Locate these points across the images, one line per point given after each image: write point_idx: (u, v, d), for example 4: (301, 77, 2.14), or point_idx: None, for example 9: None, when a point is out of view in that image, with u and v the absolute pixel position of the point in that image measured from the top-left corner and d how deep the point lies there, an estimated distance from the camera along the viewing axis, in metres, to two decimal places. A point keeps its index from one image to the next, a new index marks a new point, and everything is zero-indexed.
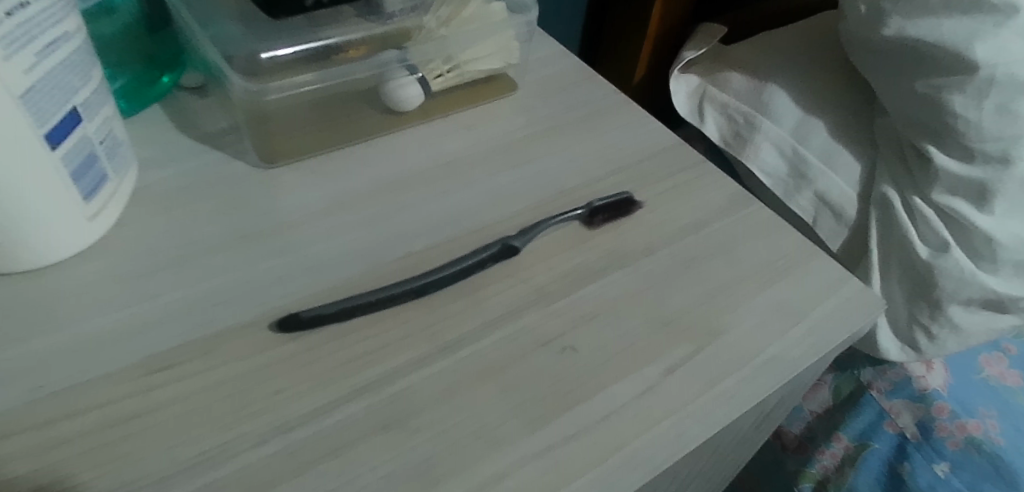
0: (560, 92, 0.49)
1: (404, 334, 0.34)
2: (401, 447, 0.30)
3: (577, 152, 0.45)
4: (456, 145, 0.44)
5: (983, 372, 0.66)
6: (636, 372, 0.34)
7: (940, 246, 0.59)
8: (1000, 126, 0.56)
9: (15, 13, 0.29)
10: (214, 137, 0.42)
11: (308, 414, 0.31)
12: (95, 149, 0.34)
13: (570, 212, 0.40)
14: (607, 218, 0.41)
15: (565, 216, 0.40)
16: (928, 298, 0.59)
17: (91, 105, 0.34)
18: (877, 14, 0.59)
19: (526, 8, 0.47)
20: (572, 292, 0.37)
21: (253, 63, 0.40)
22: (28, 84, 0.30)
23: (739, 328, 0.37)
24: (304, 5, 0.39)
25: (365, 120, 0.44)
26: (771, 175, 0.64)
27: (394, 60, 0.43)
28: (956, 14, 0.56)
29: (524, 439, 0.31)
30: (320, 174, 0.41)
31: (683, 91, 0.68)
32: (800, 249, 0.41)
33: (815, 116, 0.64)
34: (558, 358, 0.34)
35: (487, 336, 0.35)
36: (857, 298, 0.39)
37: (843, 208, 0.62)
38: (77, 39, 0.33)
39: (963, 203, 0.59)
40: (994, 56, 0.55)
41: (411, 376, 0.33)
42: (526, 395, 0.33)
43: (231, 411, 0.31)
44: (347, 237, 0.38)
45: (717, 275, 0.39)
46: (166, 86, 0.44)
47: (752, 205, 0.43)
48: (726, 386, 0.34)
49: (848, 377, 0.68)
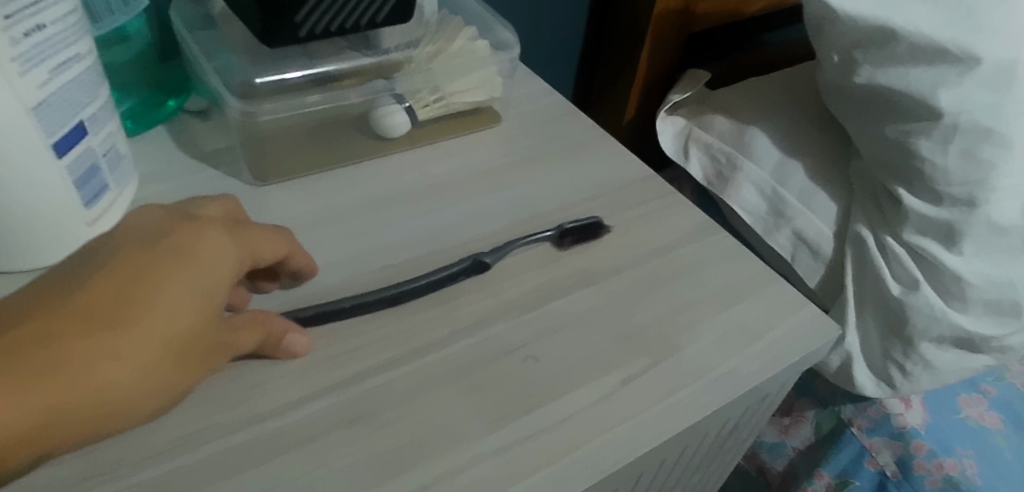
0: (543, 124, 0.52)
1: (377, 338, 0.36)
2: (364, 441, 0.32)
3: (555, 180, 0.48)
4: (441, 170, 0.47)
5: (963, 413, 0.67)
6: (594, 381, 0.36)
7: (911, 284, 0.61)
8: (965, 170, 0.59)
9: (31, 34, 0.32)
10: (212, 156, 0.45)
11: (279, 407, 0.33)
12: (98, 161, 0.37)
13: (539, 234, 0.43)
14: (576, 240, 0.43)
15: (534, 238, 0.43)
16: (901, 334, 0.61)
17: (98, 120, 0.37)
18: (850, 63, 0.62)
19: (509, 46, 0.50)
20: (539, 306, 0.39)
21: (250, 88, 0.43)
22: (40, 98, 0.33)
23: (697, 345, 0.39)
24: (298, 35, 0.41)
25: (355, 143, 0.47)
26: (751, 213, 0.67)
27: (383, 89, 0.46)
28: (922, 64, 0.59)
29: (483, 437, 0.33)
30: (310, 192, 0.44)
31: (669, 132, 0.72)
32: (761, 275, 0.44)
33: (793, 158, 0.67)
34: (521, 366, 0.36)
35: (456, 342, 0.37)
36: (814, 322, 0.42)
37: (820, 246, 0.65)
38: (89, 59, 0.36)
39: (934, 244, 0.61)
40: (957, 104, 0.58)
41: (380, 376, 0.35)
42: (488, 397, 0.35)
43: (209, 402, 0.33)
44: (331, 249, 0.41)
45: (677, 296, 0.41)
46: (171, 109, 0.47)
47: (718, 232, 0.46)
48: (680, 397, 0.36)
49: (829, 413, 0.69)
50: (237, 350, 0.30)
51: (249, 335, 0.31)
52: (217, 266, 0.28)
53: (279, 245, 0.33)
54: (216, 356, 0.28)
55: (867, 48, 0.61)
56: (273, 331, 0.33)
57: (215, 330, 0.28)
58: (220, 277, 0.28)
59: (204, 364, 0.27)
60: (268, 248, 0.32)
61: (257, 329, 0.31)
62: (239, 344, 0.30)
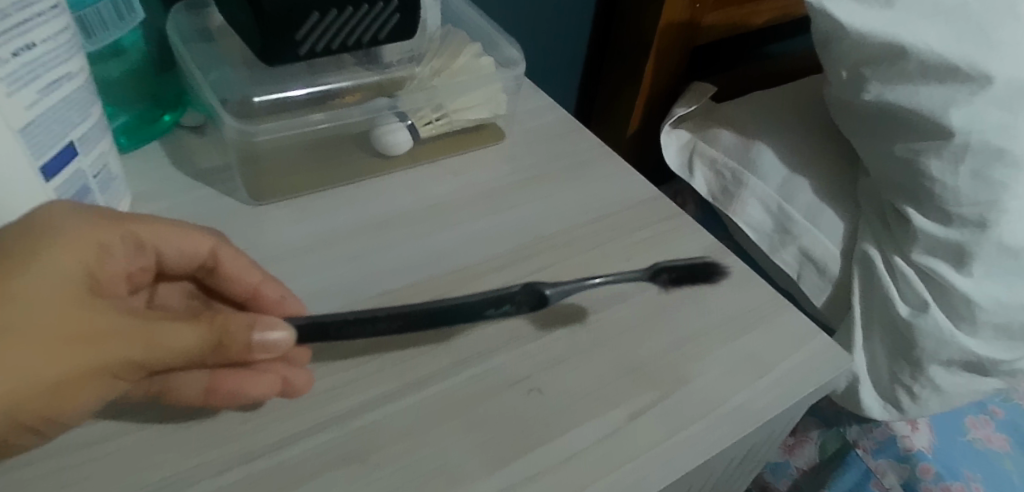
0: (546, 142, 0.51)
1: (375, 369, 0.35)
2: (361, 480, 0.31)
3: (559, 200, 0.46)
4: (443, 189, 0.46)
5: (969, 435, 0.66)
6: (599, 417, 0.35)
7: (920, 305, 0.59)
8: (975, 190, 0.57)
9: (20, 54, 0.31)
10: (207, 174, 0.44)
11: (271, 444, 0.32)
12: (88, 182, 0.36)
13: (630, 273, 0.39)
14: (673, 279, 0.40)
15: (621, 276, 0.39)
16: (909, 357, 0.59)
17: (88, 140, 0.36)
18: (858, 79, 0.61)
19: (515, 63, 0.49)
20: (543, 335, 0.38)
21: (246, 107, 0.42)
22: (28, 119, 0.32)
23: (706, 377, 0.38)
24: (298, 54, 0.40)
25: (356, 162, 0.46)
26: (757, 229, 0.67)
27: (385, 107, 0.45)
28: (932, 82, 0.58)
29: (484, 477, 0.32)
30: (307, 212, 0.43)
31: (674, 146, 0.71)
32: (770, 302, 0.43)
33: (800, 175, 0.66)
34: (524, 399, 0.35)
35: (456, 374, 0.36)
36: (826, 352, 0.40)
37: (827, 264, 0.64)
38: (81, 78, 0.35)
39: (943, 264, 0.59)
40: (968, 123, 0.57)
41: (377, 411, 0.34)
42: (490, 434, 0.34)
43: (199, 438, 0.32)
44: (328, 273, 0.39)
45: (685, 325, 0.40)
46: (167, 124, 0.46)
47: (726, 257, 0.45)
48: (688, 434, 0.35)
49: (835, 434, 0.68)
50: (157, 341, 0.28)
51: (179, 325, 0.29)
52: (85, 234, 0.29)
53: (248, 279, 0.34)
54: (118, 336, 0.28)
55: (875, 64, 0.59)
56: (230, 330, 0.29)
57: (120, 318, 0.29)
58: (102, 248, 0.30)
59: (93, 344, 0.28)
60: (229, 260, 0.34)
61: (197, 321, 0.29)
62: (157, 334, 0.28)
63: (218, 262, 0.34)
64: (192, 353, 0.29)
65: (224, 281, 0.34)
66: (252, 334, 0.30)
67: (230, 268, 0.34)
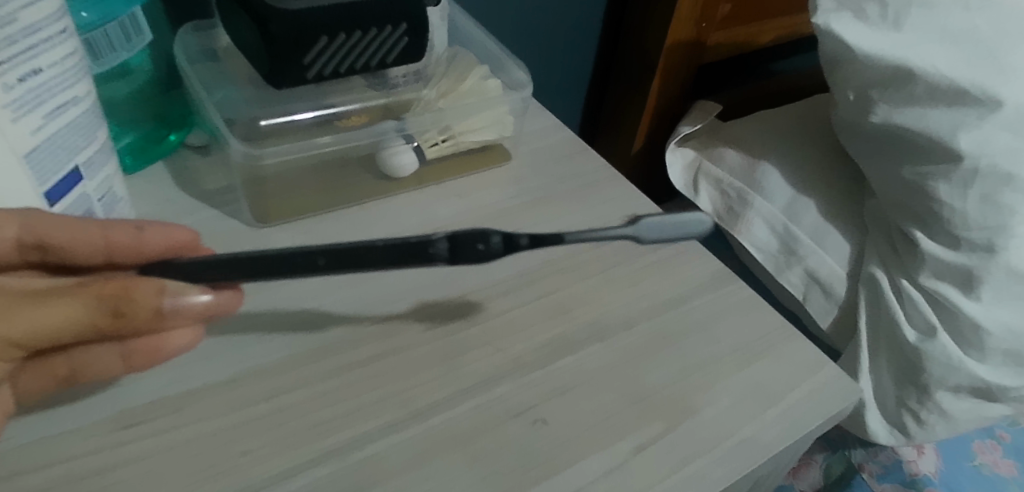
0: (552, 163, 0.51)
1: (378, 398, 0.35)
2: None
3: (565, 224, 0.46)
4: (448, 212, 0.46)
5: (976, 460, 0.66)
6: (604, 449, 0.35)
7: (928, 330, 0.58)
8: (983, 214, 0.57)
9: (26, 79, 0.30)
10: (211, 195, 0.44)
11: (272, 477, 0.31)
12: (92, 205, 0.36)
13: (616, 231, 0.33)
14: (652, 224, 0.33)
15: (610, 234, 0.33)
16: (916, 383, 0.58)
17: (94, 164, 0.35)
18: (866, 101, 0.60)
19: (523, 85, 0.49)
20: (548, 364, 0.38)
21: (253, 129, 0.42)
22: (33, 144, 0.31)
23: (712, 409, 0.37)
24: (306, 77, 0.40)
25: (360, 184, 0.46)
26: (762, 250, 0.66)
27: (392, 129, 0.44)
28: (942, 105, 0.57)
29: None
30: (311, 235, 0.42)
31: (679, 164, 0.70)
32: (778, 331, 0.42)
33: (805, 196, 0.66)
34: (529, 430, 0.35)
35: (460, 404, 0.35)
36: (835, 383, 0.40)
37: (832, 286, 0.63)
38: (87, 102, 0.34)
39: (951, 289, 0.58)
40: (977, 148, 0.56)
41: (379, 442, 0.33)
42: (493, 467, 0.33)
43: (199, 470, 0.31)
44: (331, 298, 0.39)
45: (692, 354, 0.40)
46: (172, 143, 0.46)
47: (734, 282, 0.44)
48: (695, 467, 0.35)
49: (839, 457, 0.66)
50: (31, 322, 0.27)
51: (56, 301, 0.27)
52: None
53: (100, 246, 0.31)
54: None
55: (883, 87, 0.59)
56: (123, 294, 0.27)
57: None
58: None
59: None
60: (50, 230, 0.30)
61: (75, 293, 0.27)
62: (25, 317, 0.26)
63: (38, 237, 0.30)
64: (90, 324, 0.27)
65: (61, 253, 0.30)
66: (162, 299, 0.28)
67: (57, 237, 0.30)
